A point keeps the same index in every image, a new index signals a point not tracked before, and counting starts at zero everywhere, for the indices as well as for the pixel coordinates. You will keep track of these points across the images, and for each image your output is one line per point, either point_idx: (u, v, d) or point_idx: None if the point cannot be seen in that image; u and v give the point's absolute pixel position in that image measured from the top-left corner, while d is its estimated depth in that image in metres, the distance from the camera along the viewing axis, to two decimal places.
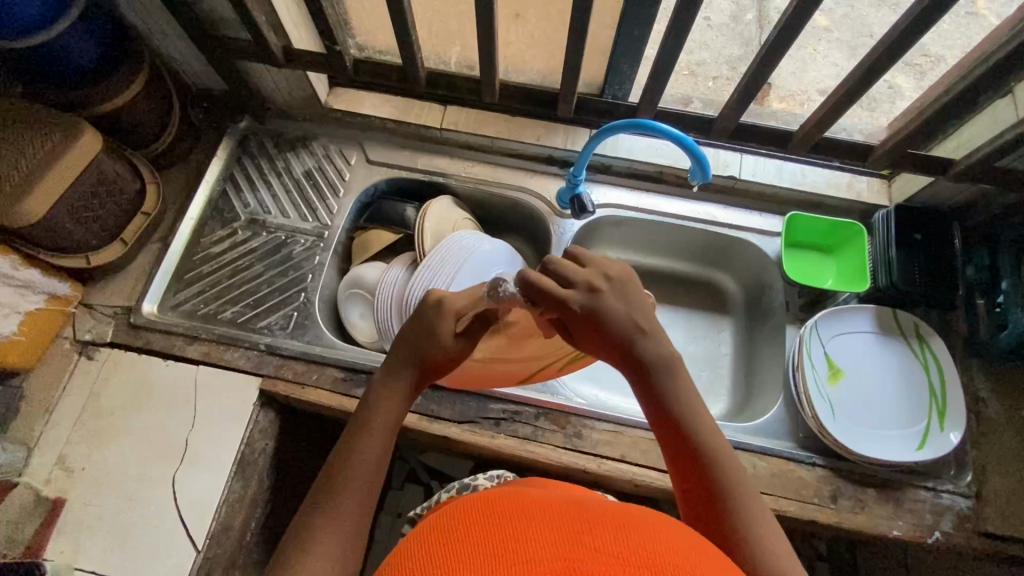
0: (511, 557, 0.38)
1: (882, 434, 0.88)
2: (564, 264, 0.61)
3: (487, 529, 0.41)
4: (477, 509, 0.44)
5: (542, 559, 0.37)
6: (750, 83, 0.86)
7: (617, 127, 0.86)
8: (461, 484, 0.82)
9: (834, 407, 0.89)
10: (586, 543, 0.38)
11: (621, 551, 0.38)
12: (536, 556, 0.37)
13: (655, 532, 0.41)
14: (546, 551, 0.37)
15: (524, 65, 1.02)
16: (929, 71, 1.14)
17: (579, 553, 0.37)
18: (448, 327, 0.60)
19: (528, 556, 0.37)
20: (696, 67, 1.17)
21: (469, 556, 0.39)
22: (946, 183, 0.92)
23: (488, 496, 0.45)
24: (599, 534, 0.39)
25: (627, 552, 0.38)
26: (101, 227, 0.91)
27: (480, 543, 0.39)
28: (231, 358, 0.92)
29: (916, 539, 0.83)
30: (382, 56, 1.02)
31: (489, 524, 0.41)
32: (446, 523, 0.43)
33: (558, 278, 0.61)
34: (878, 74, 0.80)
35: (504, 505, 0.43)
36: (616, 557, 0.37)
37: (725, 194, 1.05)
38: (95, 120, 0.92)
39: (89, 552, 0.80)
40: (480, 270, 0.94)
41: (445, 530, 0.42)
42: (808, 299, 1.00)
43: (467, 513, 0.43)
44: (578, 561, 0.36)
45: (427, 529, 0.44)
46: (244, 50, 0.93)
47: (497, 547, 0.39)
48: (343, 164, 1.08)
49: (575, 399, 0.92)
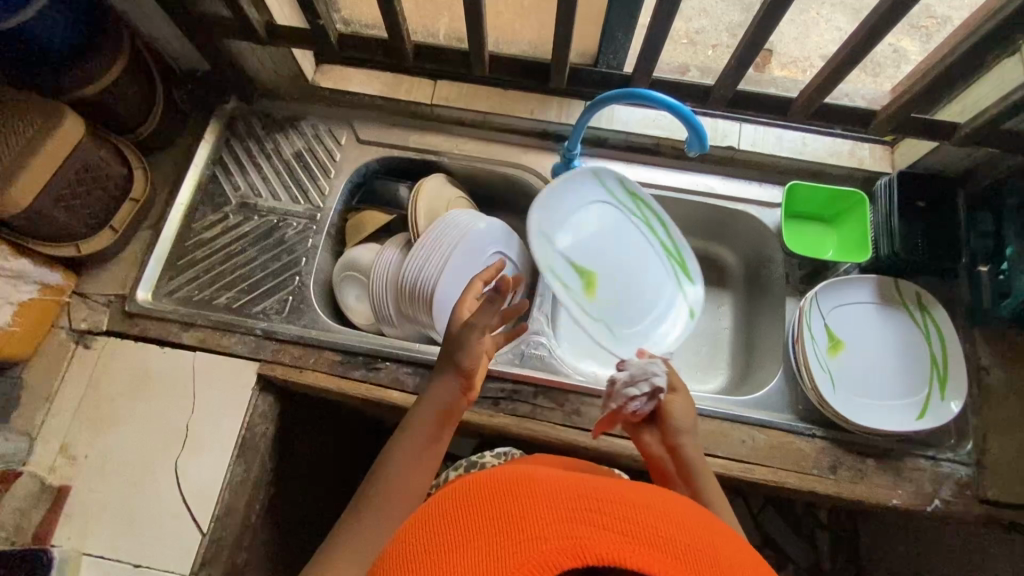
0: (515, 534, 0.38)
1: (881, 404, 0.88)
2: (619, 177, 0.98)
3: (489, 505, 0.41)
4: (478, 486, 0.44)
5: (551, 537, 0.37)
6: (748, 49, 0.83)
7: (611, 97, 0.83)
8: (466, 462, 0.82)
9: (834, 378, 0.89)
10: (595, 520, 0.38)
11: (627, 523, 0.38)
12: (541, 532, 0.38)
13: (659, 503, 0.41)
14: (551, 527, 0.38)
15: (514, 37, 0.99)
16: (935, 34, 1.10)
17: (586, 528, 0.38)
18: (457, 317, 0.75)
19: (536, 533, 0.38)
20: (695, 35, 1.13)
21: (474, 536, 0.39)
22: (950, 148, 0.90)
23: (488, 473, 0.45)
24: (604, 506, 0.39)
25: (638, 531, 0.38)
26: (89, 215, 0.89)
27: (484, 521, 0.40)
28: (229, 344, 0.92)
29: (916, 506, 0.83)
30: (369, 30, 0.99)
31: (492, 500, 0.41)
32: (448, 503, 0.44)
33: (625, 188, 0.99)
34: (882, 34, 0.76)
35: (506, 478, 0.44)
36: (622, 530, 0.38)
37: (724, 165, 1.03)
38: (77, 106, 0.90)
39: (98, 537, 0.81)
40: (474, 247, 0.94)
41: (447, 511, 0.43)
42: (809, 270, 0.98)
43: (470, 492, 0.43)
44: (586, 538, 0.37)
45: (429, 508, 0.44)
46: (224, 25, 0.90)
47: (500, 523, 0.39)
48: (333, 144, 1.06)
49: (575, 376, 0.91)
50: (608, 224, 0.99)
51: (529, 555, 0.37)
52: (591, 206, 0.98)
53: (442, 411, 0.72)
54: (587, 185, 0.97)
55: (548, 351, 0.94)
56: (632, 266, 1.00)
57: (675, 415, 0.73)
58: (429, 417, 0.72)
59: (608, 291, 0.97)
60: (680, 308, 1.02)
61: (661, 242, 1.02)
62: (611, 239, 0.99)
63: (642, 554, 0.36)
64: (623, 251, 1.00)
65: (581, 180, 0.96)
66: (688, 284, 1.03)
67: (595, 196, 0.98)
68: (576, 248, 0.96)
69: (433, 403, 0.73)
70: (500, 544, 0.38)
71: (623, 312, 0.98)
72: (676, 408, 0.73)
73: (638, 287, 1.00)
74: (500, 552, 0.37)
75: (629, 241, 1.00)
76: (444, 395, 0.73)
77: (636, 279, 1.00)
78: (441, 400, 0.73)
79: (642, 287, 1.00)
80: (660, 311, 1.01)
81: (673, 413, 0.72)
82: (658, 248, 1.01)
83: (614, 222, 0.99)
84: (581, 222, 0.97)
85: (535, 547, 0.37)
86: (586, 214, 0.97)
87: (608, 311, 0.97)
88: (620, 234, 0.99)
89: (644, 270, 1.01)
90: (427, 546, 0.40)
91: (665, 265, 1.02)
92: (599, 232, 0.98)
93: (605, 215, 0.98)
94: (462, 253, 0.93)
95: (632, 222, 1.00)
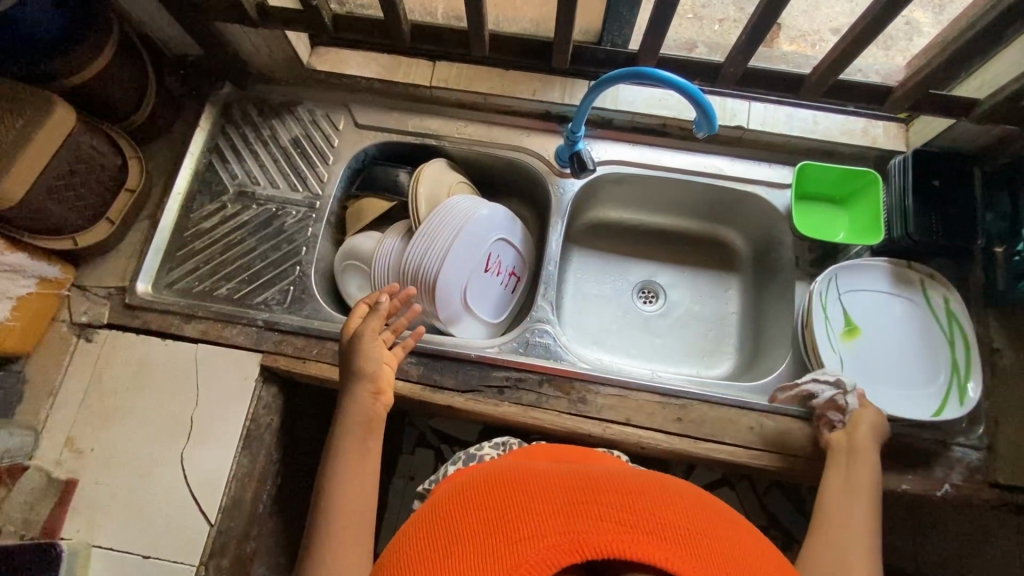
0: (511, 535, 0.38)
1: (906, 394, 0.86)
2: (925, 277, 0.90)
3: (486, 508, 0.42)
4: (474, 494, 0.44)
5: (548, 535, 0.37)
6: (760, 24, 0.79)
7: (616, 78, 0.81)
8: (466, 455, 0.81)
9: (856, 368, 0.87)
10: (592, 515, 0.38)
11: (622, 513, 0.39)
12: (537, 531, 0.38)
13: (653, 491, 0.42)
14: (549, 525, 0.38)
15: (515, 14, 0.96)
16: (949, 5, 1.06)
17: (583, 521, 0.38)
18: (353, 323, 0.79)
19: (532, 532, 0.38)
20: (700, 10, 1.09)
21: (471, 539, 0.39)
22: (968, 125, 0.87)
23: (485, 480, 0.46)
24: (600, 500, 0.40)
25: (637, 521, 0.38)
26: (84, 206, 0.88)
27: (480, 527, 0.40)
28: (230, 335, 0.91)
29: (925, 492, 0.83)
30: (364, 10, 0.96)
31: (488, 505, 0.42)
32: (446, 511, 0.44)
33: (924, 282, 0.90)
34: (901, 7, 0.73)
35: (502, 483, 0.44)
36: (619, 521, 0.38)
37: (731, 146, 1.00)
38: (66, 95, 0.87)
39: (107, 529, 0.82)
40: (478, 234, 0.93)
41: (446, 518, 0.43)
42: (819, 252, 0.96)
43: (467, 500, 0.44)
44: (582, 533, 0.37)
45: (429, 518, 0.45)
46: (214, 8, 0.86)
47: (497, 525, 0.39)
48: (331, 129, 1.04)
49: (580, 364, 0.90)
50: (907, 314, 0.90)
51: (525, 553, 0.37)
52: (872, 278, 0.91)
53: (360, 421, 0.72)
54: (873, 272, 0.91)
55: (553, 339, 0.93)
56: (901, 344, 0.89)
57: (865, 420, 0.77)
58: (352, 434, 0.71)
59: (865, 360, 0.88)
60: (927, 404, 0.85)
61: (948, 357, 0.87)
62: (891, 324, 0.90)
63: (640, 542, 0.36)
64: (898, 338, 0.89)
65: (871, 264, 0.91)
66: (955, 405, 0.84)
67: (882, 275, 0.91)
68: (843, 301, 0.90)
69: (351, 417, 0.73)
70: (497, 544, 0.38)
71: (866, 376, 0.87)
72: (866, 418, 0.77)
73: (888, 374, 0.87)
74: (496, 552, 0.37)
75: (912, 342, 0.89)
76: (357, 406, 0.73)
77: (890, 354, 0.89)
78: (356, 413, 0.73)
79: (894, 378, 0.87)
80: (911, 400, 0.86)
81: (861, 421, 0.77)
82: (938, 356, 0.87)
83: (891, 304, 0.91)
84: (854, 292, 0.90)
85: (532, 545, 0.37)
86: (858, 284, 0.91)
87: (858, 371, 0.87)
88: (898, 327, 0.90)
89: (900, 357, 0.88)
90: (425, 552, 0.40)
91: (933, 377, 0.86)
92: (869, 301, 0.91)
93: (888, 298, 0.91)
94: (466, 242, 0.91)
95: (913, 317, 0.90)
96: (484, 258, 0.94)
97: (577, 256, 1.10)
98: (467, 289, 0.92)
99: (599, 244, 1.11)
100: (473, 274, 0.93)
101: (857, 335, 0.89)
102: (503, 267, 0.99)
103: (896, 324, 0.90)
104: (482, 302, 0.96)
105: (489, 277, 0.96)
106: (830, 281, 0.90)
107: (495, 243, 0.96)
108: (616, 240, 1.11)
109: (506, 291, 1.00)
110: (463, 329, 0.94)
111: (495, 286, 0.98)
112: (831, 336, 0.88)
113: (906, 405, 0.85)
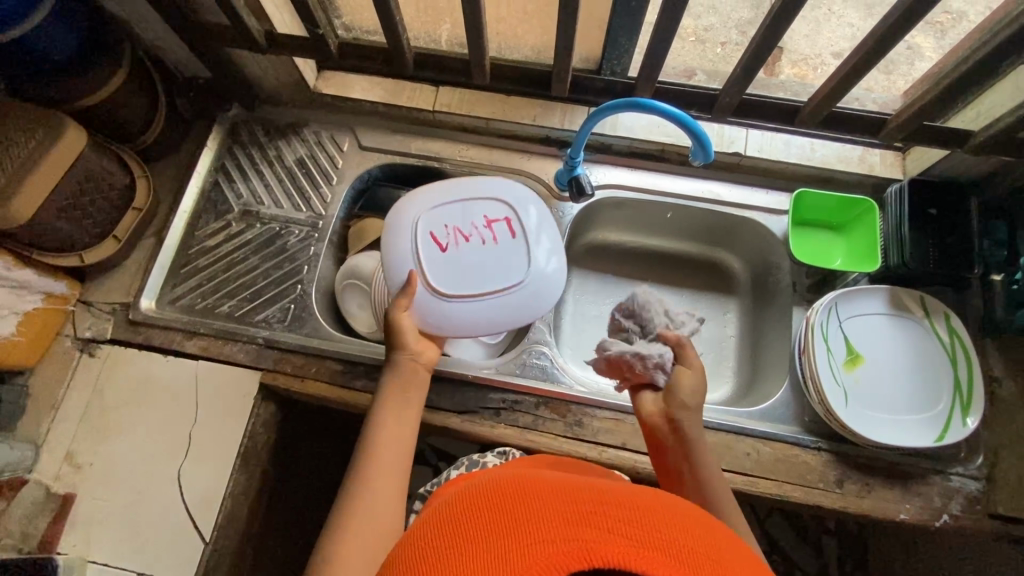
0: (519, 539, 0.35)
1: (908, 421, 0.85)
2: (926, 300, 0.90)
3: (492, 506, 0.38)
4: (480, 492, 0.41)
5: (554, 540, 0.34)
6: (754, 59, 0.81)
7: (614, 106, 0.82)
8: (468, 461, 0.80)
9: (856, 394, 0.87)
10: (599, 524, 0.35)
11: (636, 526, 0.35)
12: (544, 535, 0.34)
13: (665, 509, 0.38)
14: (555, 529, 0.35)
15: (516, 41, 0.97)
16: (949, 31, 1.02)
17: (592, 530, 0.34)
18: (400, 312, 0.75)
19: (540, 536, 0.34)
20: (703, 32, 1.10)
21: (477, 539, 0.36)
22: (964, 155, 0.87)
23: (489, 482, 0.42)
24: (607, 511, 0.36)
25: (648, 538, 0.34)
26: (93, 224, 0.90)
27: (485, 529, 0.37)
28: (231, 352, 0.92)
29: (924, 522, 0.82)
30: (370, 37, 0.98)
31: (495, 503, 0.39)
32: (449, 511, 0.41)
33: (925, 305, 0.90)
34: (893, 42, 0.74)
35: (509, 483, 0.41)
36: (630, 533, 0.35)
37: (729, 171, 1.01)
38: (78, 115, 0.89)
39: (102, 544, 0.82)
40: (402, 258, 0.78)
41: (446, 517, 0.40)
42: (817, 278, 0.97)
43: (471, 498, 0.41)
44: (592, 540, 0.34)
45: (432, 517, 0.42)
46: (224, 36, 0.89)
47: (504, 522, 0.36)
48: (335, 151, 1.06)
49: (576, 387, 0.91)
50: (906, 337, 0.90)
51: (535, 556, 0.33)
52: (872, 303, 0.90)
53: (404, 403, 0.73)
54: (873, 297, 0.90)
55: (550, 361, 0.93)
56: (904, 370, 0.88)
57: (686, 390, 0.69)
58: (391, 427, 0.71)
59: (868, 387, 0.87)
60: (937, 430, 0.84)
61: (950, 377, 0.87)
62: (891, 349, 0.89)
63: (652, 559, 0.33)
64: (900, 363, 0.89)
65: (870, 289, 0.90)
66: (958, 425, 0.84)
67: (881, 300, 0.90)
68: (844, 328, 0.90)
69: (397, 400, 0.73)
70: (505, 545, 0.35)
71: (870, 405, 0.86)
72: (688, 380, 0.69)
73: (894, 401, 0.87)
74: (502, 552, 0.34)
75: (916, 367, 0.88)
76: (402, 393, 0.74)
77: (893, 381, 0.88)
78: (399, 420, 0.71)
79: (899, 404, 0.87)
80: (918, 427, 0.85)
81: (682, 386, 0.69)
82: (942, 381, 0.87)
83: (893, 329, 0.90)
84: (855, 320, 0.90)
85: (537, 551, 0.34)
86: (858, 311, 0.90)
87: (862, 398, 0.87)
88: (901, 353, 0.89)
89: (905, 384, 0.87)
90: (428, 550, 0.38)
91: (937, 403, 0.86)
92: (871, 327, 0.90)
93: (888, 324, 0.90)
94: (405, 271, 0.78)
95: (914, 342, 0.89)
96: (428, 241, 0.79)
97: (576, 277, 1.11)
98: (437, 284, 0.77)
99: (600, 266, 1.12)
100: (432, 266, 0.78)
101: (859, 362, 0.89)
102: (465, 228, 0.80)
103: (899, 350, 0.89)
104: (475, 278, 0.78)
105: (456, 251, 0.79)
106: (830, 307, 0.89)
107: (435, 215, 0.80)
108: (616, 262, 1.12)
109: (499, 244, 0.79)
110: (489, 317, 0.78)
111: (474, 251, 0.79)
112: (832, 363, 0.87)
113: (913, 432, 0.85)
